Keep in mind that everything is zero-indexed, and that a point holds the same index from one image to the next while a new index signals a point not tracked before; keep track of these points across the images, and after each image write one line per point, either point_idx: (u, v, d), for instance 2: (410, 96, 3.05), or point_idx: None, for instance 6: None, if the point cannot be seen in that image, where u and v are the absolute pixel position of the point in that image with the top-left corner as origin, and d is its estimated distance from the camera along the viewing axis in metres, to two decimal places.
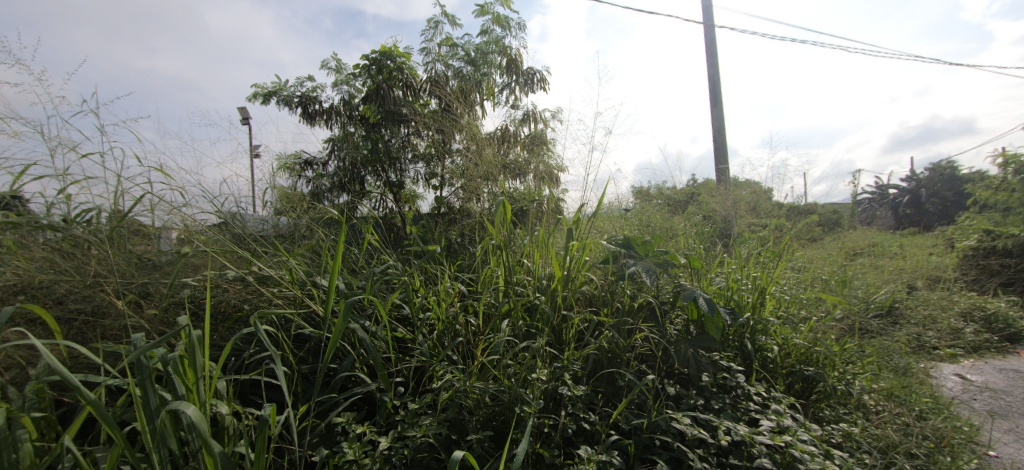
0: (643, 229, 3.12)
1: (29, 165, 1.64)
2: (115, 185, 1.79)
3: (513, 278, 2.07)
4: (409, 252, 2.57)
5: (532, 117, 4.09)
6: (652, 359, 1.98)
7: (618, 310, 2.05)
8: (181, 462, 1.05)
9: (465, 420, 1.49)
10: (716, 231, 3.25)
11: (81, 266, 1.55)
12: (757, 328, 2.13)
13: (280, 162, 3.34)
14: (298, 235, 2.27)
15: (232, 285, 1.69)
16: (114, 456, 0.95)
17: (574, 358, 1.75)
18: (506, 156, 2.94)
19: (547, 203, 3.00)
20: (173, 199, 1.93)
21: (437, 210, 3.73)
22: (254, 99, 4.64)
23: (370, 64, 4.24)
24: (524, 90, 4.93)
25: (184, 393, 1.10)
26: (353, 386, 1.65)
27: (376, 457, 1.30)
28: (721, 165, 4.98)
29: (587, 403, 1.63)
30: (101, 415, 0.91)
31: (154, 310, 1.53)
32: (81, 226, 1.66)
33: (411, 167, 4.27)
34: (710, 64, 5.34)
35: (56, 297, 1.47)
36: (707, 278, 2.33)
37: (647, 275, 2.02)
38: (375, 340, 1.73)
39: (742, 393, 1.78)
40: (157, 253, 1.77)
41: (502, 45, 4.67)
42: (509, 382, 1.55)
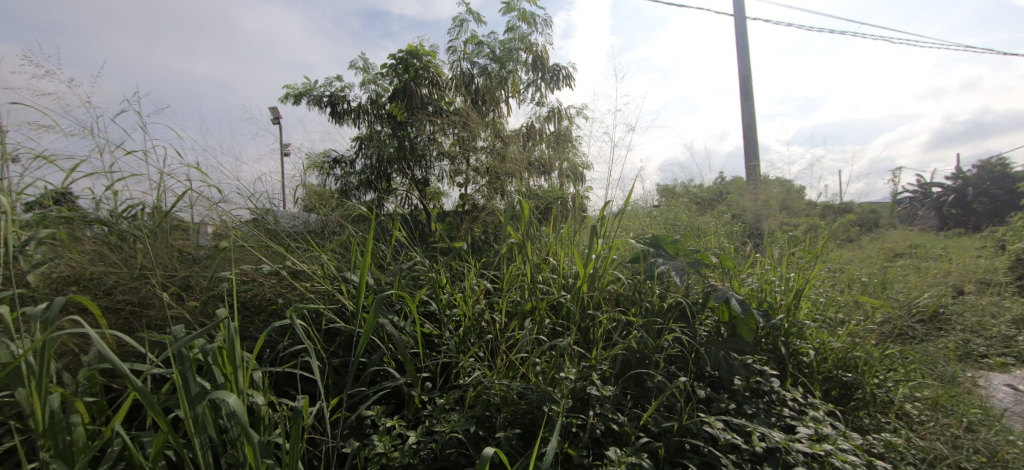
0: (671, 227, 3.06)
1: (79, 163, 1.73)
2: (158, 182, 1.87)
3: (539, 276, 2.07)
4: (435, 249, 2.60)
5: (557, 114, 4.06)
6: (681, 361, 1.94)
7: (646, 310, 2.01)
8: (220, 449, 1.09)
9: (493, 417, 1.49)
10: (746, 231, 3.16)
11: (128, 259, 1.62)
12: (792, 331, 2.06)
13: (310, 161, 3.42)
14: (328, 231, 2.32)
15: (267, 279, 1.74)
16: (159, 442, 0.99)
17: (602, 357, 1.73)
18: (531, 153, 2.94)
19: (571, 200, 2.97)
20: (212, 195, 2.00)
21: (462, 207, 3.76)
22: (285, 99, 4.78)
23: (397, 63, 4.30)
24: (549, 87, 4.91)
25: (223, 382, 1.14)
26: (382, 380, 1.68)
27: (405, 451, 1.31)
28: (751, 162, 4.83)
29: (615, 404, 1.61)
30: (147, 402, 0.95)
31: (194, 302, 1.60)
32: (126, 221, 1.74)
33: (436, 165, 4.31)
34: (740, 58, 5.19)
35: (106, 288, 1.55)
36: (738, 279, 2.27)
37: (677, 274, 1.97)
38: (404, 335, 1.75)
39: (777, 399, 1.73)
40: (196, 248, 1.85)
41: (528, 42, 4.66)
42: (536, 381, 1.54)
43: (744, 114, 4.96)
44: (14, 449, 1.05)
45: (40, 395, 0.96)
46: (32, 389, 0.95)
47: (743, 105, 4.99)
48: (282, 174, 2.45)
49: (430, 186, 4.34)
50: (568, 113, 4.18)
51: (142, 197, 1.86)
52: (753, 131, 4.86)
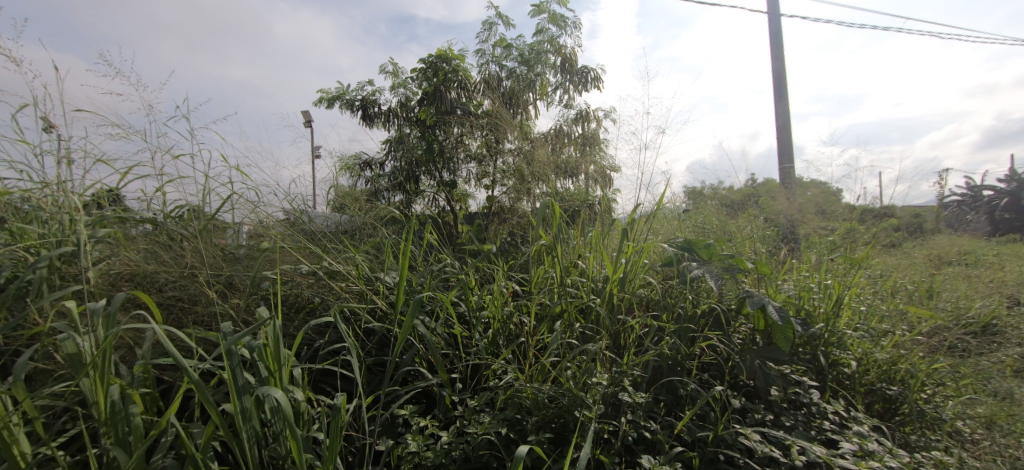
0: (701, 231, 2.99)
1: (132, 165, 1.83)
2: (203, 184, 1.96)
3: (567, 279, 2.06)
4: (463, 250, 2.63)
5: (585, 116, 4.05)
6: (715, 369, 1.90)
7: (678, 316, 1.98)
8: (264, 443, 1.14)
9: (524, 421, 1.50)
10: (780, 235, 3.06)
11: (177, 258, 1.70)
12: (832, 340, 1.98)
13: (342, 163, 3.52)
14: (361, 233, 2.38)
15: (305, 279, 1.80)
16: (210, 432, 1.04)
17: (634, 363, 1.71)
18: (560, 156, 2.93)
19: (599, 203, 2.95)
20: (252, 197, 2.08)
21: (488, 209, 3.78)
22: (319, 103, 4.93)
23: (427, 68, 4.38)
24: (577, 89, 4.88)
25: (267, 378, 1.19)
26: (413, 380, 1.71)
27: (438, 451, 1.33)
28: (786, 164, 4.68)
29: (647, 411, 1.59)
30: (201, 394, 1.00)
31: (238, 300, 1.66)
32: (175, 221, 1.83)
33: (463, 167, 4.36)
34: (776, 57, 5.02)
35: (157, 285, 1.63)
36: (774, 285, 2.20)
37: (712, 279, 1.91)
38: (435, 336, 1.78)
39: (817, 411, 1.67)
40: (237, 247, 1.92)
41: (556, 44, 4.66)
42: (568, 386, 1.54)
43: (778, 115, 4.81)
44: (77, 436, 1.12)
45: (103, 385, 1.01)
46: (96, 379, 1.01)
47: (778, 106, 4.84)
48: (317, 176, 2.52)
49: (457, 188, 4.39)
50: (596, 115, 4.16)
51: (188, 198, 1.96)
52: (788, 132, 4.71)
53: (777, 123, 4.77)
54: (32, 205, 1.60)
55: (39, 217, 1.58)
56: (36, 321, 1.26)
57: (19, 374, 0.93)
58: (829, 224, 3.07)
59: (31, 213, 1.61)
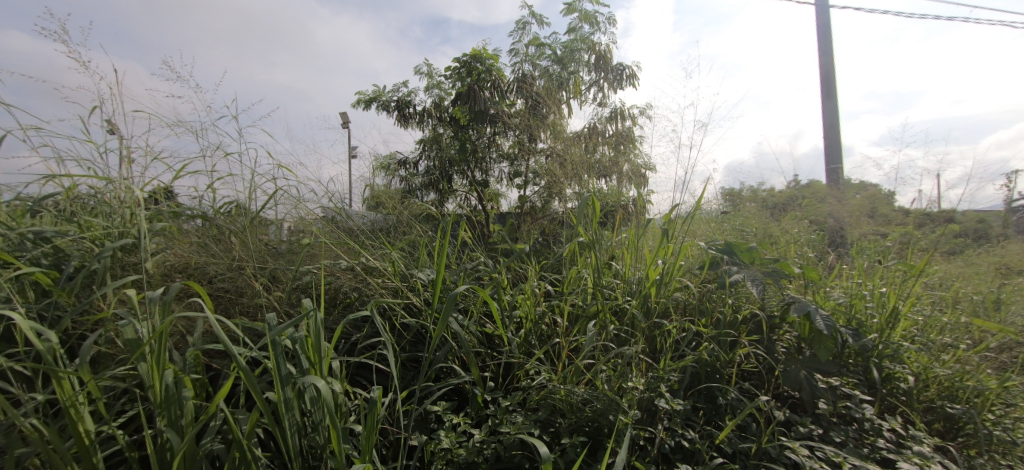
0: (741, 234, 2.88)
1: (186, 163, 1.93)
2: (250, 181, 2.05)
3: (601, 281, 2.03)
4: (495, 249, 2.64)
5: (620, 114, 3.97)
6: (756, 378, 1.82)
7: (718, 321, 1.90)
8: (305, 431, 1.17)
9: (557, 422, 1.49)
10: (827, 239, 2.91)
11: (226, 251, 1.78)
12: (886, 352, 1.86)
13: (377, 161, 3.60)
14: (397, 230, 2.42)
15: (344, 274, 1.85)
16: (254, 419, 1.08)
17: (671, 369, 1.67)
18: (593, 155, 2.89)
19: (634, 204, 2.89)
20: (296, 193, 2.16)
21: (520, 208, 3.78)
22: (357, 104, 5.07)
23: (461, 68, 4.42)
24: (612, 87, 4.80)
25: (308, 369, 1.22)
26: (446, 377, 1.73)
27: (470, 449, 1.34)
28: (833, 164, 4.44)
29: (685, 419, 1.55)
30: (248, 382, 1.04)
31: (281, 293, 1.72)
32: (224, 217, 1.92)
33: (496, 167, 4.39)
34: (823, 51, 4.77)
35: (208, 277, 1.71)
36: (822, 292, 2.08)
37: (753, 285, 1.82)
38: (468, 334, 1.79)
39: (870, 427, 1.57)
40: (280, 242, 2.00)
41: (591, 42, 4.60)
42: (603, 390, 1.51)
43: (824, 113, 4.58)
44: (135, 417, 1.18)
45: (159, 370, 1.07)
46: (152, 364, 1.06)
47: (825, 103, 4.60)
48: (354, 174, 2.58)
49: (489, 187, 4.41)
50: (631, 114, 4.08)
51: (237, 195, 2.05)
52: (835, 130, 4.47)
53: (824, 121, 4.54)
54: (98, 199, 1.71)
55: (104, 211, 1.68)
56: (100, 307, 1.35)
57: (84, 356, 0.99)
58: (881, 228, 2.89)
59: (96, 207, 1.71)
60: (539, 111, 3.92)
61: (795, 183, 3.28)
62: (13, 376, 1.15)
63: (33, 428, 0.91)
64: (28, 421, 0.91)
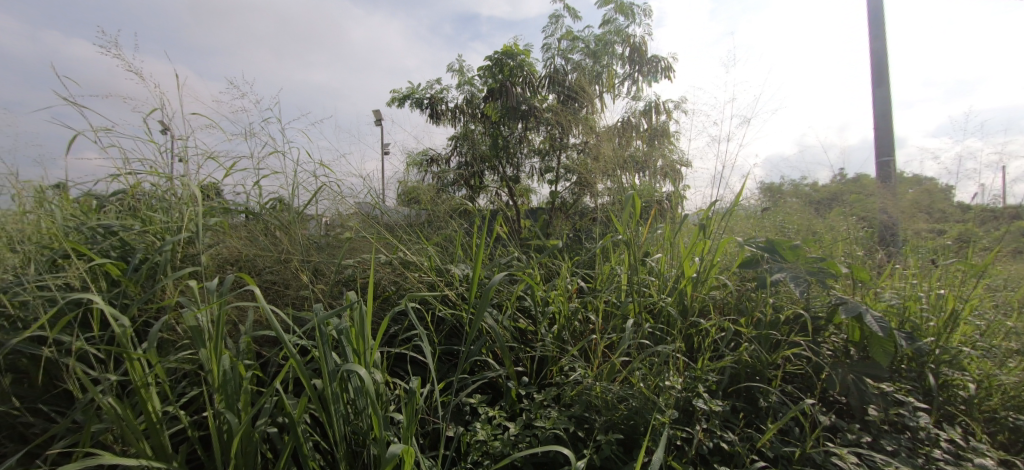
0: (783, 231, 2.77)
1: (235, 161, 2.04)
2: (294, 179, 2.15)
3: (636, 278, 2.01)
4: (528, 245, 2.65)
5: (654, 107, 3.89)
6: (800, 381, 1.76)
7: (759, 322, 1.83)
8: (350, 418, 1.22)
9: (592, 419, 1.49)
10: (877, 237, 2.76)
11: (274, 245, 1.87)
12: (943, 358, 1.76)
13: (411, 159, 3.72)
14: (432, 225, 2.47)
15: (384, 268, 1.91)
16: (303, 405, 1.13)
17: (709, 369, 1.64)
18: (628, 149, 2.84)
19: (669, 199, 2.83)
20: (337, 190, 2.24)
21: (551, 204, 3.77)
22: (391, 103, 5.19)
23: (492, 64, 4.43)
24: (646, 80, 4.71)
25: (352, 359, 1.27)
26: (480, 371, 1.75)
27: (505, 441, 1.36)
28: (885, 156, 4.19)
29: (724, 421, 1.52)
30: (298, 369, 1.09)
31: (324, 286, 1.79)
32: (270, 213, 2.02)
33: (526, 162, 4.45)
34: (874, 37, 4.51)
35: (257, 269, 1.80)
36: (872, 293, 1.99)
37: (795, 285, 1.75)
38: (503, 329, 1.81)
39: (925, 437, 1.49)
40: (322, 236, 2.07)
41: (625, 34, 4.53)
42: (639, 388, 1.50)
43: (875, 104, 4.34)
44: (194, 400, 1.26)
45: (217, 356, 1.13)
46: (211, 349, 1.12)
47: (875, 91, 4.35)
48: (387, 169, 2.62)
49: (520, 183, 4.42)
50: (667, 107, 3.99)
51: (281, 192, 2.15)
52: (887, 120, 4.22)
53: (874, 111, 4.29)
54: (157, 195, 1.84)
55: (164, 206, 1.79)
56: (162, 297, 1.45)
57: (152, 340, 1.07)
58: (937, 225, 2.72)
59: (156, 203, 1.83)
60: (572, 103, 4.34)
61: (843, 177, 3.13)
62: (88, 358, 1.25)
63: (109, 405, 0.99)
64: (104, 399, 0.99)
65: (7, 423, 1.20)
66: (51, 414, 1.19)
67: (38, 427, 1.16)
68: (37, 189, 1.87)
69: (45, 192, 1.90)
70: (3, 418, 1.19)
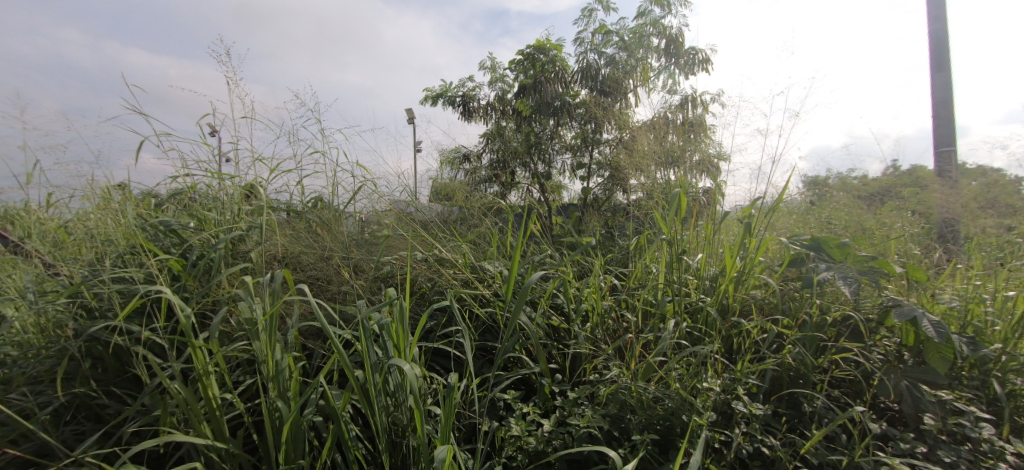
0: (830, 227, 2.64)
1: (280, 162, 2.14)
2: (334, 178, 2.23)
3: (672, 276, 1.97)
4: (561, 241, 2.64)
5: (691, 100, 3.79)
6: (848, 386, 1.68)
7: (805, 324, 1.76)
8: (390, 410, 1.26)
9: (627, 419, 1.47)
10: (936, 234, 2.59)
11: (317, 242, 1.95)
12: (1010, 365, 1.65)
13: (444, 157, 3.77)
14: (466, 222, 2.50)
15: (421, 265, 1.95)
16: (348, 397, 1.18)
17: (750, 371, 1.59)
18: (663, 144, 2.77)
19: (706, 195, 2.76)
20: (376, 188, 2.30)
21: (583, 200, 3.74)
22: (425, 101, 5.27)
23: (525, 60, 4.43)
24: (683, 72, 4.59)
25: (393, 354, 1.31)
26: (514, 367, 1.77)
27: (540, 438, 1.36)
28: (946, 147, 3.90)
29: (765, 426, 1.48)
30: (343, 363, 1.14)
31: (364, 282, 1.85)
32: (312, 212, 2.11)
33: (558, 158, 4.42)
34: (935, 18, 4.20)
35: (302, 265, 1.88)
36: (930, 294, 1.87)
37: (845, 284, 1.66)
38: (537, 327, 1.81)
39: (988, 449, 1.39)
40: (361, 233, 2.14)
41: (661, 25, 4.41)
42: (676, 389, 1.48)
43: (932, 90, 4.06)
44: (248, 388, 1.34)
45: (269, 347, 1.19)
46: (264, 341, 1.19)
47: (935, 76, 4.06)
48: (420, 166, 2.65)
49: (552, 179, 4.40)
50: (705, 100, 3.87)
51: (323, 191, 2.24)
52: (948, 107, 3.94)
53: (933, 98, 4.02)
54: (211, 195, 1.95)
55: (218, 206, 1.91)
56: (218, 292, 1.54)
57: (212, 332, 1.14)
58: (1005, 221, 2.53)
59: (210, 202, 1.94)
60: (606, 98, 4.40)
61: (897, 170, 2.95)
62: (155, 347, 1.35)
63: (175, 390, 1.07)
64: (171, 384, 1.07)
65: (86, 404, 1.31)
66: (124, 398, 1.29)
67: (113, 409, 1.26)
68: (105, 190, 2.02)
69: (110, 193, 2.05)
70: (82, 400, 1.30)
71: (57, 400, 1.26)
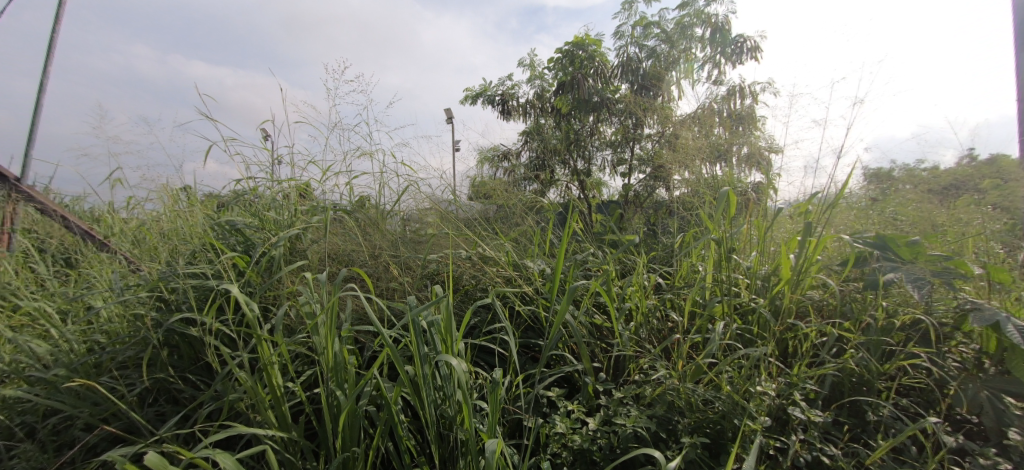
0: (896, 224, 2.46)
1: (332, 164, 2.25)
2: (382, 178, 2.31)
3: (721, 275, 1.91)
4: (603, 239, 2.61)
5: (739, 91, 3.64)
6: (917, 395, 1.57)
7: (869, 327, 1.66)
8: (439, 402, 1.30)
9: (674, 421, 1.44)
10: (1020, 230, 2.36)
11: (367, 240, 2.03)
12: None
13: (483, 155, 3.83)
14: (507, 220, 2.53)
15: (465, 262, 1.99)
16: (399, 390, 1.22)
17: (807, 376, 1.52)
18: (708, 137, 2.68)
19: (755, 190, 2.65)
20: (422, 188, 2.37)
21: (624, 197, 3.68)
22: (465, 101, 5.36)
23: (564, 57, 4.43)
24: (730, 62, 4.41)
25: (442, 349, 1.35)
26: (558, 365, 1.77)
27: (585, 436, 1.36)
28: None
29: (824, 433, 1.41)
30: (395, 357, 1.18)
31: (411, 279, 1.91)
32: (363, 211, 2.20)
33: (598, 155, 4.37)
34: None
35: (353, 263, 1.97)
36: (1015, 297, 1.71)
37: (915, 286, 1.55)
38: (580, 325, 1.80)
39: None
40: (408, 232, 2.21)
41: (706, 15, 4.27)
42: (727, 392, 1.44)
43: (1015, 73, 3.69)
44: (307, 378, 1.42)
45: (327, 340, 1.26)
46: (323, 334, 1.25)
47: None
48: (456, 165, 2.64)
49: (592, 176, 4.35)
50: (754, 90, 3.70)
51: (371, 191, 2.32)
52: None
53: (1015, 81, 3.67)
54: (270, 196, 2.07)
55: (276, 207, 2.02)
56: (277, 287, 1.63)
57: (276, 325, 1.22)
58: None
59: (270, 203, 2.06)
60: (647, 92, 4.30)
61: (973, 160, 2.71)
62: (223, 337, 1.45)
63: (244, 378, 1.15)
64: (241, 373, 1.15)
65: (164, 388, 1.43)
66: (197, 383, 1.40)
67: (188, 393, 1.37)
68: (177, 192, 2.19)
69: (180, 195, 2.22)
70: (162, 384, 1.42)
71: (141, 384, 1.39)
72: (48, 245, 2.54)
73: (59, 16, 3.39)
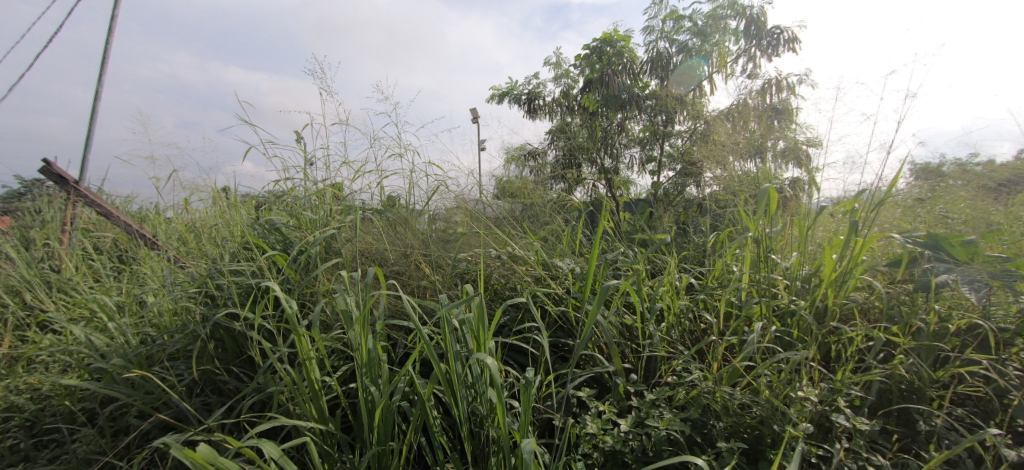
0: (947, 222, 2.33)
1: (364, 165, 2.31)
2: (412, 178, 2.34)
3: (758, 275, 1.85)
4: (631, 238, 2.57)
5: (775, 84, 3.52)
6: (973, 404, 1.48)
7: (920, 331, 1.57)
8: (470, 400, 1.31)
9: (710, 424, 1.40)
10: None
11: (399, 238, 2.06)
12: None
13: (510, 154, 3.83)
14: (536, 219, 2.52)
15: (496, 261, 2.00)
16: (432, 387, 1.23)
17: (852, 382, 1.45)
18: (742, 133, 2.60)
19: (792, 187, 2.55)
20: (452, 187, 2.39)
21: (652, 195, 3.62)
22: (492, 101, 5.38)
23: (591, 53, 4.37)
24: (765, 55, 4.27)
25: (473, 347, 1.36)
26: (588, 365, 1.76)
27: (617, 437, 1.34)
28: None
29: (870, 442, 1.35)
30: (429, 355, 1.20)
31: (442, 277, 1.93)
32: (394, 211, 2.24)
33: (626, 153, 4.30)
34: None
35: (385, 261, 2.01)
36: None
37: (971, 289, 1.47)
38: (610, 325, 1.78)
39: None
40: (438, 230, 2.23)
41: (739, 7, 4.15)
42: (766, 396, 1.39)
43: None
44: (343, 373, 1.45)
45: (363, 336, 1.28)
46: (359, 331, 1.28)
47: None
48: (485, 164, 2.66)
49: (620, 174, 4.29)
50: (791, 84, 3.56)
51: (402, 191, 2.36)
52: None
53: None
54: (306, 196, 2.14)
55: (313, 206, 2.09)
56: (314, 284, 1.68)
57: (314, 321, 1.25)
58: None
59: (306, 203, 2.13)
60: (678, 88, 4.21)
61: None
62: (264, 332, 1.50)
63: (285, 372, 1.19)
64: (283, 367, 1.19)
65: (211, 380, 1.50)
66: (240, 376, 1.46)
67: (233, 385, 1.43)
68: (219, 193, 2.28)
69: (222, 195, 2.31)
70: (209, 375, 1.49)
71: (189, 375, 1.46)
72: (103, 243, 2.71)
73: (112, 28, 3.60)
